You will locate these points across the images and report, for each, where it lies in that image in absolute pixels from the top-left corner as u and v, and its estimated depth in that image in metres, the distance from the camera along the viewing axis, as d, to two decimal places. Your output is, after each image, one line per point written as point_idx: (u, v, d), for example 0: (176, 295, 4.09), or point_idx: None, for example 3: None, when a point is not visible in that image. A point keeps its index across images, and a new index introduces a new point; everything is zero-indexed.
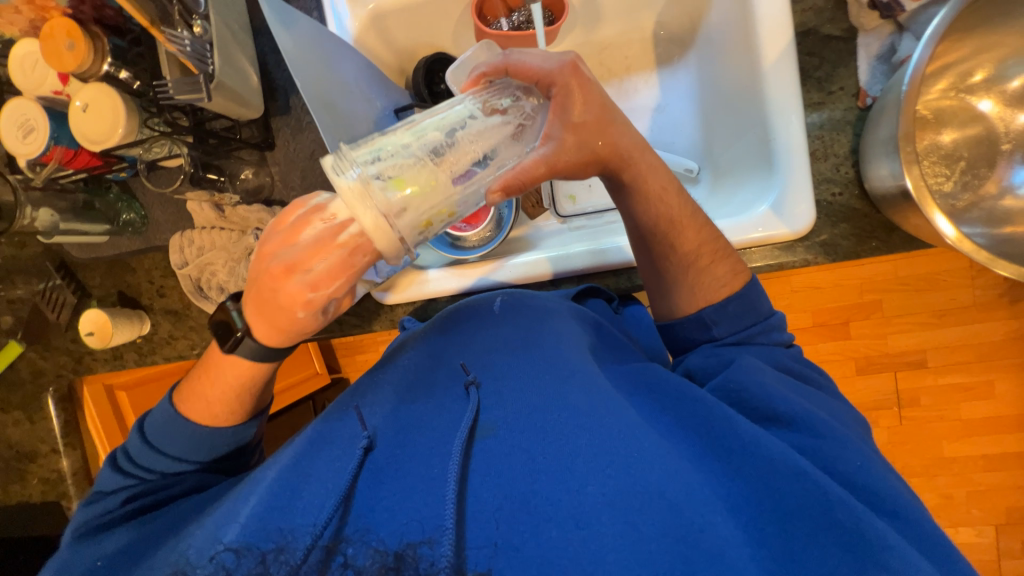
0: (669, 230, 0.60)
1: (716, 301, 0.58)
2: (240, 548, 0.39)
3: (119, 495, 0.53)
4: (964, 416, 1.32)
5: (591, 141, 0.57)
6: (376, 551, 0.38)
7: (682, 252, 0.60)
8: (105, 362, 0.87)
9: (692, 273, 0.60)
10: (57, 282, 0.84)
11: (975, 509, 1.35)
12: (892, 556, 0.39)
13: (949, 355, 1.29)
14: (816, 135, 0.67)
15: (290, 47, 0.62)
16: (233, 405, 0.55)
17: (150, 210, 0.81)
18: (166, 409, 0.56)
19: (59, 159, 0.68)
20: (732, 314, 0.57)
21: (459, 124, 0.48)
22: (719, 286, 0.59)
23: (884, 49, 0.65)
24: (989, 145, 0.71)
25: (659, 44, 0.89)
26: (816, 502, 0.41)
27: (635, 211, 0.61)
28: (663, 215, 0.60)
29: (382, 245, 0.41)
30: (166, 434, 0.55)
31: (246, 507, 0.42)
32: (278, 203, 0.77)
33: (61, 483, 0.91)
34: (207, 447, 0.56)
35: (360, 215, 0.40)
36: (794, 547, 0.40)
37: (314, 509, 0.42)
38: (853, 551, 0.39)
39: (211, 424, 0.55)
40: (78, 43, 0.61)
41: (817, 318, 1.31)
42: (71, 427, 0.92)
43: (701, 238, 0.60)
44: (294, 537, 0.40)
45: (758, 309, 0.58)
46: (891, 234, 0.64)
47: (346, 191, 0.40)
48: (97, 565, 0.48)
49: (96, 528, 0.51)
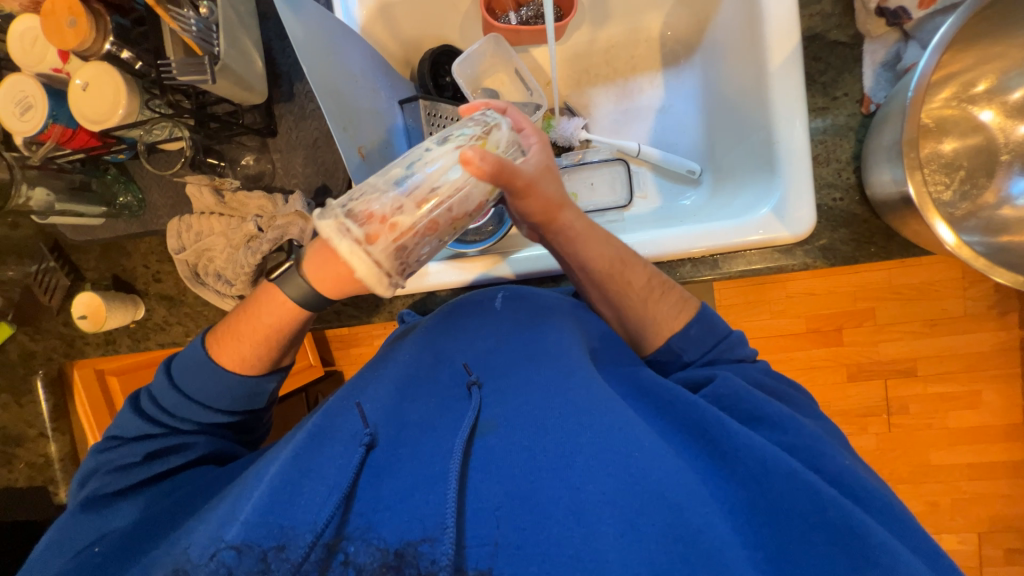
0: (622, 273, 0.58)
1: (677, 330, 0.59)
2: (240, 547, 0.40)
3: (139, 447, 0.53)
4: (952, 425, 1.34)
5: (545, 185, 0.52)
6: (376, 550, 0.39)
7: (635, 288, 0.59)
8: (98, 346, 0.86)
9: (645, 308, 0.59)
10: (50, 265, 0.83)
11: (960, 516, 1.37)
12: (883, 555, 0.40)
13: (939, 364, 1.31)
14: (819, 140, 0.68)
15: (298, 31, 0.61)
16: (261, 350, 0.54)
17: (148, 194, 0.80)
18: (193, 354, 0.54)
19: (57, 138, 0.67)
20: (696, 338, 0.59)
21: (435, 144, 0.46)
22: (673, 317, 0.59)
23: (889, 57, 0.66)
24: (988, 155, 0.72)
25: (666, 44, 0.89)
26: (808, 504, 0.43)
27: (587, 261, 0.58)
28: (613, 256, 0.58)
29: (363, 275, 0.44)
30: (193, 382, 0.54)
31: (246, 505, 0.42)
32: (279, 190, 0.76)
33: (49, 467, 0.91)
34: (231, 399, 0.55)
35: (338, 247, 0.44)
36: (783, 544, 0.42)
37: (316, 505, 0.42)
38: (843, 546, 0.41)
39: (236, 372, 0.54)
40: (80, 20, 0.60)
41: (811, 324, 1.32)
42: (60, 412, 0.91)
43: (650, 282, 0.59)
44: (294, 535, 0.40)
45: (718, 330, 0.60)
46: (890, 239, 0.65)
47: (325, 226, 0.44)
48: (94, 551, 0.48)
49: (107, 493, 0.51)
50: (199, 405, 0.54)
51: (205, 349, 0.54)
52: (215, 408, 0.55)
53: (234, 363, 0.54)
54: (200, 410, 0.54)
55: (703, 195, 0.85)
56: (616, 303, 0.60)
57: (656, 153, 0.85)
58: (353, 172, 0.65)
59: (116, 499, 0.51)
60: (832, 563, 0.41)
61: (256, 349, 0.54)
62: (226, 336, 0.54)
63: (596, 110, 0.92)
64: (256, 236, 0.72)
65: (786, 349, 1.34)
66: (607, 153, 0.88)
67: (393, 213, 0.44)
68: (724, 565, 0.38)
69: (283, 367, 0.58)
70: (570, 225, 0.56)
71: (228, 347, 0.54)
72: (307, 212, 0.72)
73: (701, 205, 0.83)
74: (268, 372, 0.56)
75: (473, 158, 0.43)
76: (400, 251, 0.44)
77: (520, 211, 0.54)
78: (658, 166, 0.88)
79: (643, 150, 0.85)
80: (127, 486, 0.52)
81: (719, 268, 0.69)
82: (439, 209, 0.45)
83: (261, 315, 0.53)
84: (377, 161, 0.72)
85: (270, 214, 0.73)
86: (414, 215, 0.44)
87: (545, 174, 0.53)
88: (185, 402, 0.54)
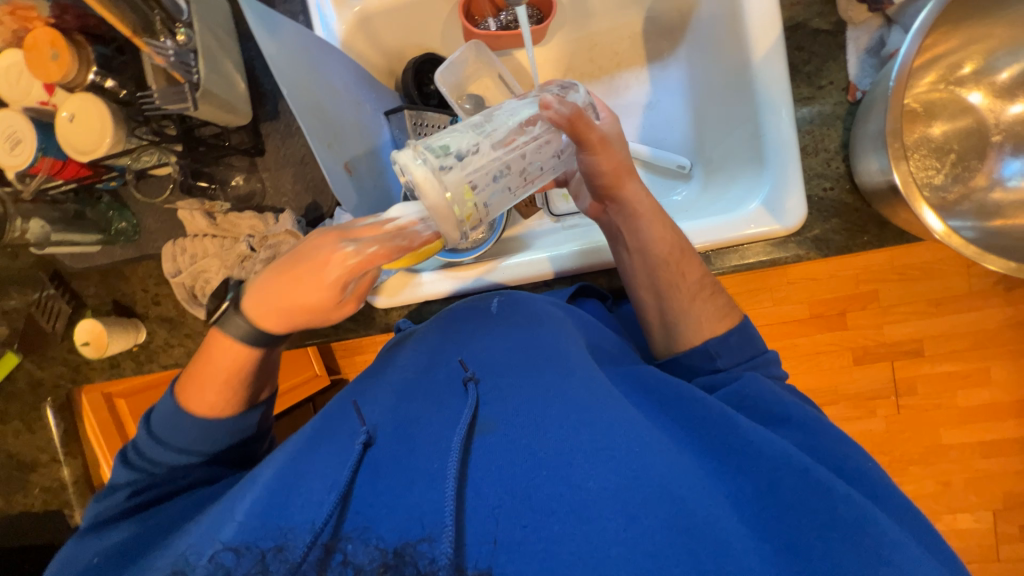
0: (679, 262, 0.61)
1: (718, 333, 0.59)
2: (239, 547, 0.39)
3: (123, 489, 0.53)
4: (961, 403, 1.33)
5: (616, 148, 0.58)
6: (375, 549, 0.38)
7: (688, 281, 0.60)
8: (103, 370, 0.88)
9: (696, 304, 0.60)
10: (51, 292, 0.84)
11: (973, 494, 1.36)
12: (889, 550, 0.41)
13: (945, 344, 1.30)
14: (807, 130, 0.67)
15: (274, 51, 0.61)
16: (227, 389, 0.56)
17: (142, 219, 0.81)
18: (168, 406, 0.56)
19: (47, 170, 0.67)
20: (732, 346, 0.58)
21: (509, 106, 0.53)
22: (719, 319, 0.60)
23: (872, 43, 0.65)
24: (980, 137, 0.71)
25: (649, 39, 0.88)
26: (817, 496, 0.43)
27: (647, 239, 0.61)
28: (675, 244, 0.61)
29: (429, 202, 0.44)
30: (170, 430, 0.55)
31: (241, 505, 0.43)
32: (270, 209, 0.77)
33: (63, 491, 0.93)
34: (210, 437, 0.56)
35: (411, 174, 0.43)
36: (796, 537, 0.41)
37: (314, 505, 0.42)
38: (853, 541, 0.41)
39: (215, 416, 0.56)
40: (62, 53, 0.61)
41: (813, 309, 1.31)
42: (71, 436, 0.92)
43: (703, 279, 0.61)
44: (293, 535, 0.40)
45: (756, 342, 0.59)
46: (883, 227, 0.65)
47: (402, 154, 0.45)
48: (93, 561, 0.47)
49: (104, 521, 0.52)
50: (178, 452, 0.55)
51: (174, 398, 0.56)
52: (198, 450, 0.56)
53: (205, 407, 0.56)
54: (177, 453, 0.55)
55: (694, 189, 0.84)
56: (664, 290, 0.61)
57: (645, 149, 0.86)
58: (341, 189, 0.66)
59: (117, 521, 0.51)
60: (841, 554, 0.40)
61: (221, 392, 0.56)
62: (190, 385, 0.56)
63: None
64: (248, 256, 0.73)
65: (789, 335, 1.34)
66: None
67: (472, 146, 0.48)
68: (730, 557, 0.39)
69: (260, 402, 0.60)
70: (639, 200, 0.60)
71: (194, 395, 0.56)
72: (297, 231, 0.73)
73: (693, 199, 0.82)
74: (243, 410, 0.58)
75: (552, 101, 0.51)
76: (471, 183, 0.47)
77: (588, 171, 0.59)
78: (648, 162, 0.88)
79: (631, 147, 0.85)
80: (119, 515, 0.52)
81: (712, 265, 0.68)
82: (506, 151, 0.51)
83: (218, 360, 0.55)
84: (365, 174, 0.72)
85: (262, 233, 0.73)
86: (488, 152, 0.49)
87: (617, 141, 0.60)
88: (166, 452, 0.55)
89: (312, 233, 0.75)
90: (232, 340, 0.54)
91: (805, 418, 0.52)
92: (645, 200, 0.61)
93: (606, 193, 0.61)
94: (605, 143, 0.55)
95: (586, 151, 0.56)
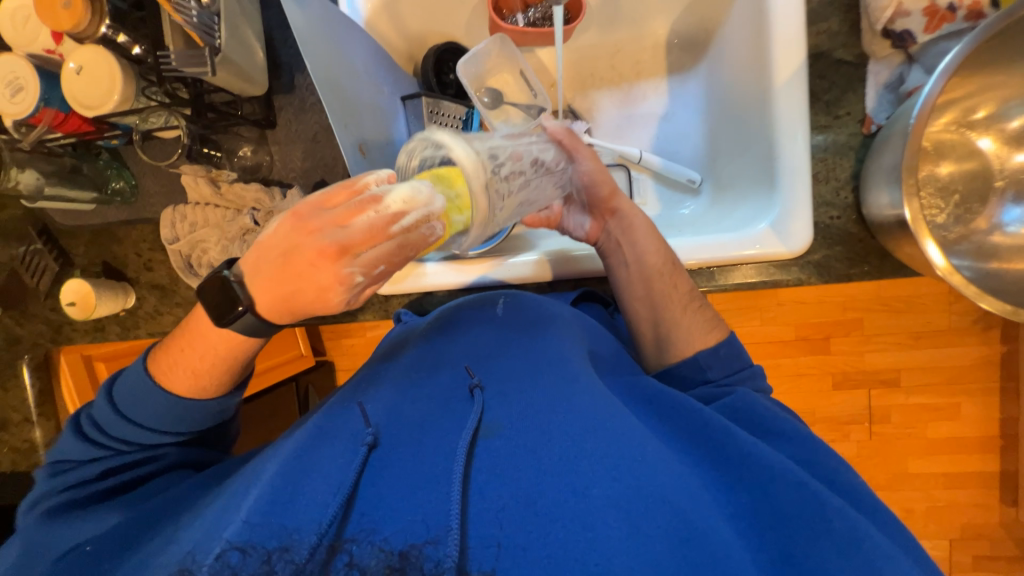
0: (670, 274, 0.64)
1: (709, 344, 0.61)
2: (245, 546, 0.38)
3: (94, 466, 0.52)
4: (931, 435, 1.37)
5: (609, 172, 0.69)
6: (381, 550, 0.38)
7: (682, 291, 0.63)
8: (87, 333, 0.85)
9: (686, 315, 0.62)
10: (38, 247, 0.81)
11: (934, 523, 1.41)
12: (882, 560, 0.42)
13: (922, 377, 1.34)
14: (819, 158, 0.68)
15: (300, 24, 0.59)
16: (222, 375, 0.52)
17: (142, 180, 0.78)
18: (135, 380, 0.52)
19: (49, 122, 0.65)
20: (723, 358, 0.60)
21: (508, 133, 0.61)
22: (709, 331, 0.62)
23: (891, 79, 0.66)
24: (983, 181, 0.73)
25: (672, 52, 0.88)
26: (812, 508, 0.44)
27: (642, 251, 0.65)
28: (667, 258, 0.65)
29: (469, 172, 0.44)
30: (143, 406, 0.52)
31: (246, 503, 0.42)
32: (276, 184, 0.75)
33: (33, 453, 0.90)
34: (182, 423, 0.53)
35: (450, 146, 0.45)
36: (791, 548, 0.42)
37: (318, 506, 0.41)
38: (849, 556, 0.42)
39: (194, 399, 0.52)
40: (75, 1, 0.59)
41: (801, 332, 1.34)
42: (47, 398, 0.90)
43: (692, 292, 0.64)
44: (299, 537, 0.39)
45: (744, 356, 0.61)
46: (884, 259, 0.66)
47: (439, 132, 0.47)
48: (84, 550, 0.46)
49: (61, 509, 0.50)
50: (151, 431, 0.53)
51: (149, 375, 0.52)
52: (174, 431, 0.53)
53: (184, 386, 0.51)
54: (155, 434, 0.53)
55: (702, 205, 0.85)
56: (658, 301, 0.63)
57: (657, 160, 0.86)
58: (353, 170, 0.64)
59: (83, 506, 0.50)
60: (834, 566, 0.41)
61: (213, 376, 0.52)
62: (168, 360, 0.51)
63: (599, 114, 0.91)
64: (251, 229, 0.72)
65: (774, 355, 1.36)
66: (608, 158, 0.88)
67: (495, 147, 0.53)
68: (727, 566, 0.39)
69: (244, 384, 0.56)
70: (633, 213, 0.67)
71: (176, 377, 0.51)
72: None
73: (699, 214, 0.83)
74: (229, 393, 0.54)
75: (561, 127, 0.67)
76: (497, 174, 0.50)
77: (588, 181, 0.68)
78: (659, 174, 0.88)
79: (644, 157, 0.86)
80: (86, 498, 0.51)
81: (715, 281, 0.70)
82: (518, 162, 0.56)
83: (207, 344, 0.49)
84: (377, 158, 0.71)
85: (267, 209, 0.72)
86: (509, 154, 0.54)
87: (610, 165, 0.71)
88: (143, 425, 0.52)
89: None
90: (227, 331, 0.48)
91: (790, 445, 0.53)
92: (640, 219, 0.67)
93: (604, 204, 0.69)
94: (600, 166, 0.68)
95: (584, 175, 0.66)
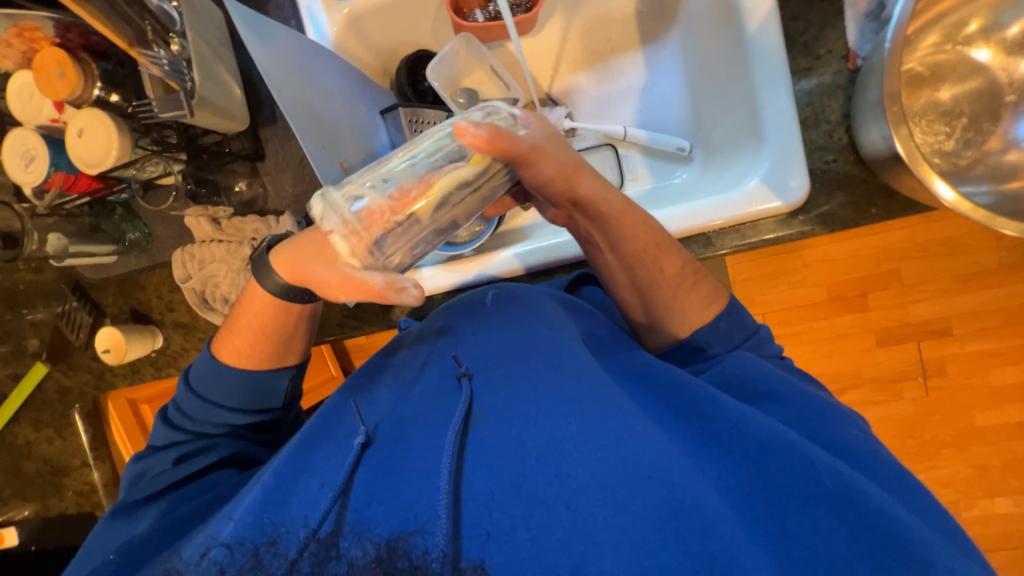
0: (656, 256, 0.57)
1: (706, 321, 0.57)
2: (231, 544, 0.40)
3: (169, 454, 0.56)
4: (994, 383, 1.27)
5: (553, 149, 0.51)
6: (370, 543, 0.39)
7: (670, 275, 0.57)
8: (125, 377, 0.90)
9: (679, 297, 0.58)
10: (74, 304, 0.88)
11: (1012, 478, 1.30)
12: (879, 518, 0.40)
13: (974, 321, 1.25)
14: (806, 103, 0.65)
15: (265, 57, 0.62)
16: (262, 343, 0.56)
17: (154, 228, 0.83)
18: (206, 360, 0.57)
19: (60, 186, 0.70)
20: (723, 333, 0.57)
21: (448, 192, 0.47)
22: (705, 304, 0.58)
23: (871, 7, 0.62)
24: (993, 98, 0.67)
25: (643, 22, 0.87)
26: (808, 476, 0.42)
27: (620, 239, 0.57)
28: (650, 238, 0.57)
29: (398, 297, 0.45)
30: (211, 385, 0.57)
31: (240, 505, 0.43)
32: (272, 212, 0.78)
33: (94, 494, 0.98)
34: (241, 396, 0.57)
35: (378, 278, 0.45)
36: (784, 520, 0.42)
37: (310, 503, 0.43)
38: (839, 514, 0.41)
39: (249, 369, 0.57)
40: (68, 72, 0.63)
41: (832, 291, 1.27)
42: (99, 441, 0.97)
43: (684, 270, 0.58)
44: (287, 530, 0.41)
45: (749, 323, 0.58)
46: (891, 198, 0.62)
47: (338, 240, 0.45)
48: (111, 559, 0.49)
49: (134, 502, 0.54)
50: (218, 407, 0.57)
51: (211, 350, 0.58)
52: (235, 408, 0.57)
53: (239, 360, 0.57)
54: (221, 411, 0.57)
55: (695, 171, 0.82)
56: (645, 288, 0.58)
57: (643, 134, 0.84)
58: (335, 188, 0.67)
59: (140, 506, 0.53)
60: (829, 535, 0.40)
61: (258, 343, 0.56)
62: (228, 334, 0.58)
63: (578, 97, 0.90)
64: None
65: (807, 320, 1.30)
66: (593, 139, 0.87)
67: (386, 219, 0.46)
68: (715, 539, 0.39)
69: (289, 363, 0.59)
70: (601, 197, 0.55)
71: (228, 345, 0.57)
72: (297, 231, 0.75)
73: (694, 181, 0.80)
74: (274, 368, 0.58)
75: (464, 129, 0.45)
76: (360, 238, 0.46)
77: (535, 183, 0.52)
78: (647, 147, 0.86)
79: (628, 133, 0.84)
80: (149, 497, 0.54)
81: (712, 246, 0.67)
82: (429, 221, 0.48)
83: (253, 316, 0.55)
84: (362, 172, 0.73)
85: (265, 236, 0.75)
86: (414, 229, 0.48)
87: (551, 142, 0.52)
88: (206, 404, 0.57)
89: None
90: (262, 293, 0.54)
91: (806, 401, 0.51)
92: (614, 198, 0.56)
93: (565, 199, 0.55)
94: (536, 151, 0.49)
95: (523, 164, 0.50)
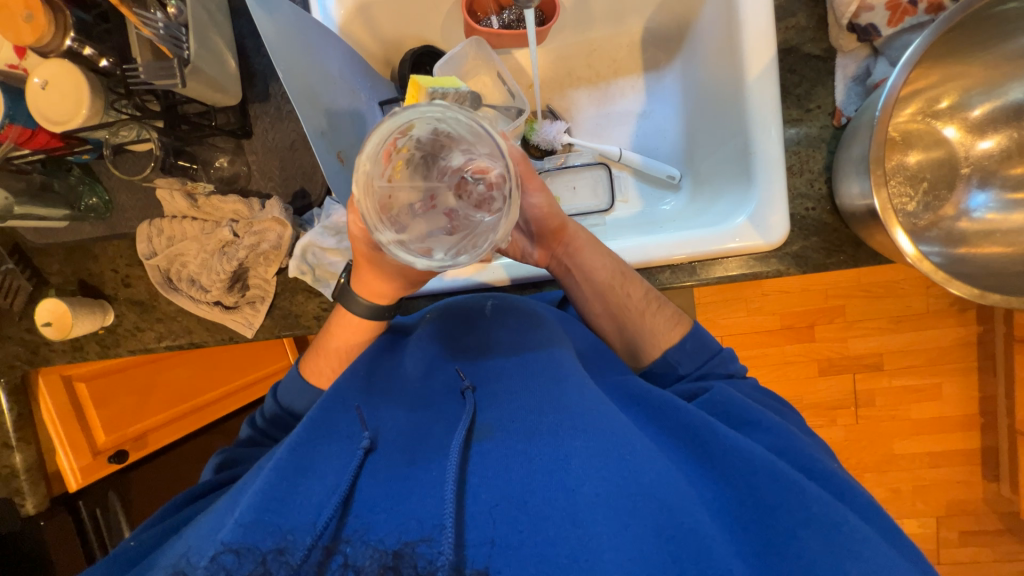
0: (622, 284, 0.65)
1: (672, 342, 0.64)
2: (240, 549, 0.37)
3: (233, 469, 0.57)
4: (914, 415, 1.41)
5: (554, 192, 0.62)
6: (376, 550, 0.38)
7: (633, 301, 0.64)
8: (64, 353, 0.82)
9: (646, 319, 0.64)
10: (9, 267, 0.78)
11: (920, 502, 1.44)
12: (858, 543, 0.43)
13: (904, 359, 1.37)
14: (794, 151, 0.70)
15: (271, 33, 0.59)
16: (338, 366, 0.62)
17: (116, 195, 0.76)
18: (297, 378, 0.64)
19: (14, 139, 0.63)
20: (688, 351, 0.63)
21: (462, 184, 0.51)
22: (668, 331, 0.64)
23: (859, 72, 0.68)
24: (951, 168, 0.76)
25: (647, 50, 0.89)
26: (793, 497, 0.45)
27: (591, 269, 0.65)
28: (615, 268, 0.65)
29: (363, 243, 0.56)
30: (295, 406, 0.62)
31: (239, 504, 0.41)
32: (255, 195, 0.74)
33: (13, 478, 0.88)
34: None
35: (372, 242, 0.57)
36: (772, 536, 0.43)
37: (313, 506, 0.41)
38: (828, 540, 0.43)
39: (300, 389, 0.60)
40: (37, 15, 0.57)
41: (785, 321, 1.36)
42: (25, 421, 0.87)
43: (648, 294, 0.65)
44: (294, 537, 0.39)
45: (710, 344, 0.64)
46: (859, 248, 0.68)
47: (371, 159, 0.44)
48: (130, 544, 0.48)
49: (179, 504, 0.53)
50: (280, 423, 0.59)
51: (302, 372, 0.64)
52: None
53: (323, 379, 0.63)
54: None
55: (682, 200, 0.86)
56: (616, 312, 0.65)
57: (637, 157, 0.87)
58: (331, 174, 0.65)
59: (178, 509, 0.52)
60: (818, 557, 0.42)
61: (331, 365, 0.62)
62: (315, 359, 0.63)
63: (577, 113, 0.92)
64: (231, 242, 0.70)
65: (761, 345, 1.38)
66: (590, 157, 0.90)
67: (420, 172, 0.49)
68: (711, 558, 0.40)
69: None
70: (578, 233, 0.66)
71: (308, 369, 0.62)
72: (285, 218, 0.70)
73: (680, 209, 0.84)
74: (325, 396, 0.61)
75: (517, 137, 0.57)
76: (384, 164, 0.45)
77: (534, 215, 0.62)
78: (639, 171, 0.89)
79: (625, 155, 0.86)
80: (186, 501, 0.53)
81: (697, 275, 0.70)
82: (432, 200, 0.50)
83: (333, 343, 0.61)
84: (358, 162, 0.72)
85: (246, 220, 0.71)
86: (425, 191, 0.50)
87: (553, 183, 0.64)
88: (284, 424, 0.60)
89: (299, 222, 0.73)
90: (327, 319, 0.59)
91: (773, 421, 0.55)
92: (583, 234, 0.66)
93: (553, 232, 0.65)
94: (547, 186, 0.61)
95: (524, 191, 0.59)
